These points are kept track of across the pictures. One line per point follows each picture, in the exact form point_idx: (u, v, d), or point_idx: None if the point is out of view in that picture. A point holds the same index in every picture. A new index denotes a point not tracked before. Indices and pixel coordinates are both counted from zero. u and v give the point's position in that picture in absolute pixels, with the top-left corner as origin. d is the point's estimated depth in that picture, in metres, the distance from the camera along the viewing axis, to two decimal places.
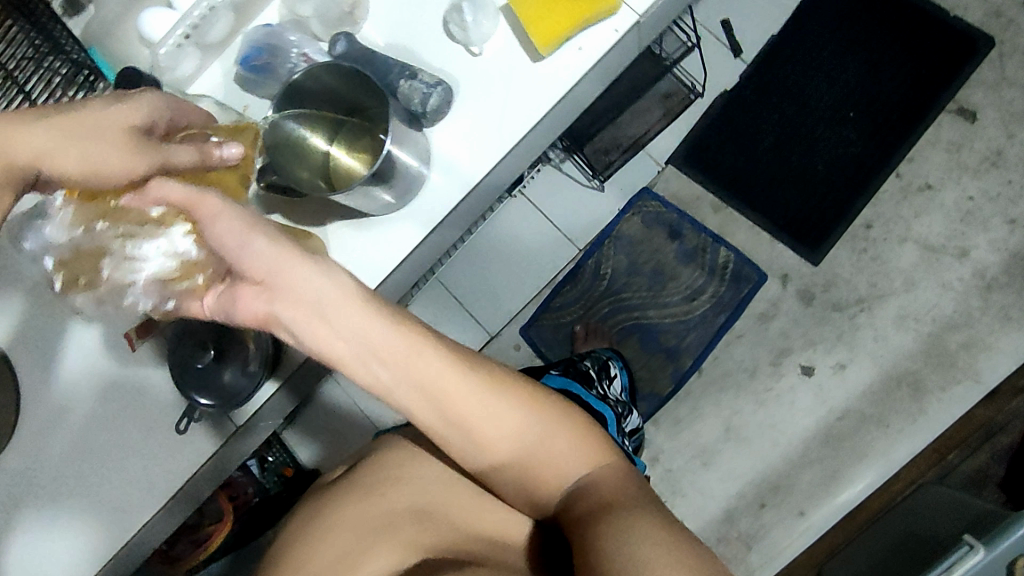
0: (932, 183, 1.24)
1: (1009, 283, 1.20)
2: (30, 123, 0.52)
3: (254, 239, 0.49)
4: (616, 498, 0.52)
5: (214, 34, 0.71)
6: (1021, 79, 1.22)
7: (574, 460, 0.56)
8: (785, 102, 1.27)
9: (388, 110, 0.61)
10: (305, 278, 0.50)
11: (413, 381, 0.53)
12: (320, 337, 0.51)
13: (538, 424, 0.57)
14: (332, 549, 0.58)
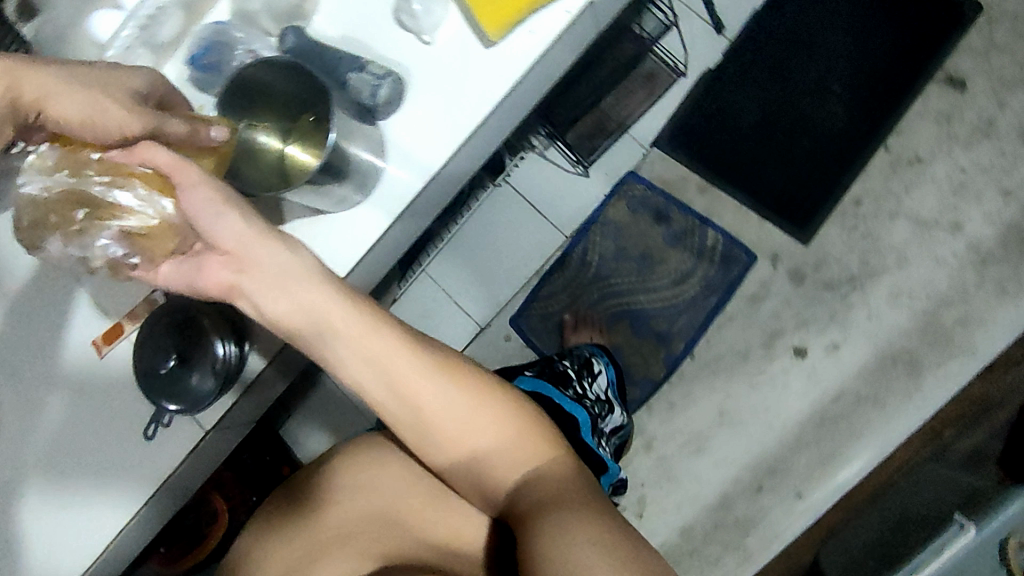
0: (923, 155, 1.22)
1: (1004, 256, 1.18)
2: (46, 69, 0.57)
3: (230, 216, 0.50)
4: (558, 493, 0.52)
5: (165, 34, 0.69)
6: (1011, 45, 1.19)
7: (525, 455, 0.57)
8: (768, 78, 1.24)
9: (329, 104, 0.59)
10: (272, 257, 0.52)
11: (366, 358, 0.54)
12: (276, 310, 0.52)
13: (491, 413, 0.57)
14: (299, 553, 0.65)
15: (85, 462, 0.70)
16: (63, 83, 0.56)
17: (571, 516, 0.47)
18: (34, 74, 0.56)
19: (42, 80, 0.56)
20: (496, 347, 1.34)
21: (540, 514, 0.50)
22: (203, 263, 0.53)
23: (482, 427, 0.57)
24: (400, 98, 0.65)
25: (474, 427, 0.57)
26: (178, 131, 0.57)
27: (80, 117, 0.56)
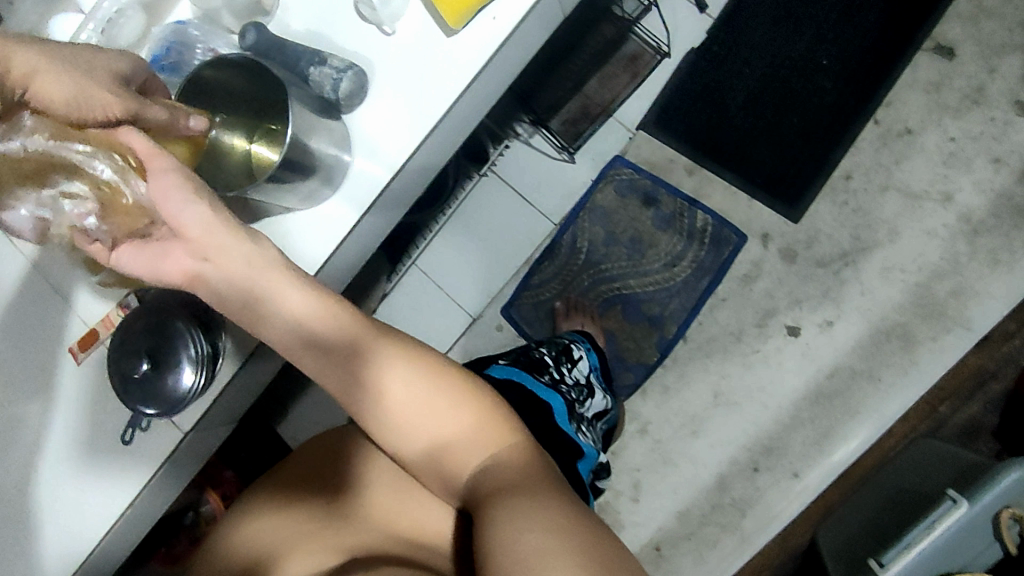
0: (912, 127, 1.20)
1: (996, 225, 1.16)
2: (25, 42, 0.48)
3: (198, 205, 0.52)
4: (514, 480, 0.49)
5: (125, 37, 0.68)
6: (999, 10, 1.17)
7: (481, 449, 0.54)
8: (753, 55, 1.22)
9: (288, 97, 0.58)
10: (237, 248, 0.53)
11: (330, 342, 0.56)
12: (240, 300, 0.55)
13: (451, 399, 0.55)
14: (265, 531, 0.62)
15: (70, 466, 0.72)
16: (51, 65, 0.49)
17: (527, 505, 0.45)
18: (18, 50, 0.47)
19: (25, 59, 0.48)
20: (489, 336, 1.33)
21: (495, 500, 0.47)
22: (166, 250, 0.54)
23: (442, 414, 0.54)
24: (364, 91, 0.64)
25: (433, 412, 0.54)
26: (160, 117, 0.54)
27: (63, 98, 0.49)
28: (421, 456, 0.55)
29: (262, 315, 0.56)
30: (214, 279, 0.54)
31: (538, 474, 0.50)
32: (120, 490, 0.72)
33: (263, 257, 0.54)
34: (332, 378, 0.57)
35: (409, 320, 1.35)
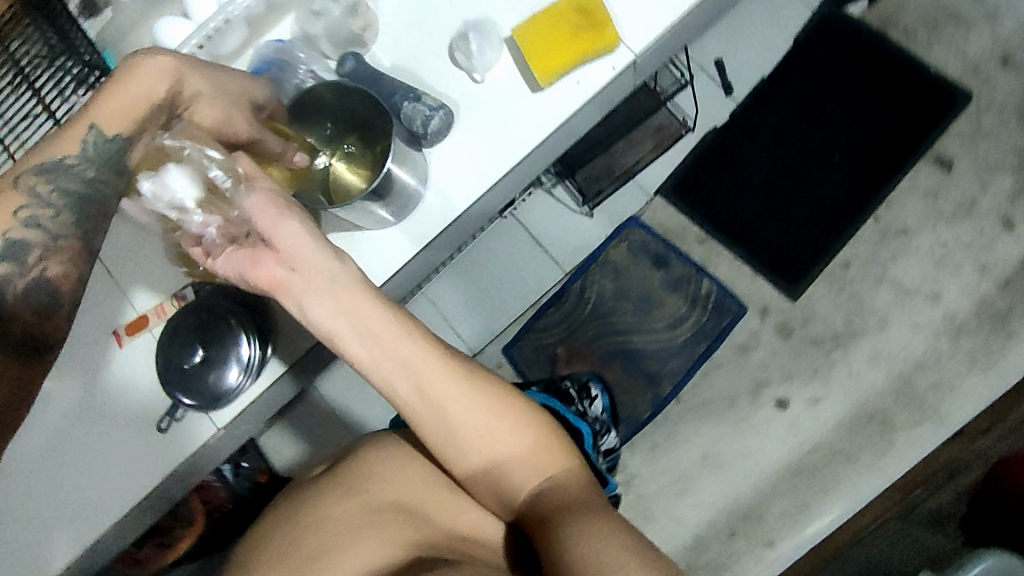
0: (909, 227, 1.29)
1: (977, 328, 1.25)
2: (203, 71, 0.61)
3: (290, 220, 0.53)
4: (577, 499, 0.56)
5: (226, 45, 0.74)
6: (996, 133, 1.28)
7: (536, 465, 0.59)
8: (770, 143, 1.31)
9: (391, 128, 0.64)
10: (325, 264, 0.55)
11: (395, 361, 0.58)
12: (323, 311, 0.56)
13: (512, 420, 0.59)
14: (311, 546, 0.63)
15: (97, 445, 0.73)
16: (213, 91, 0.61)
17: (598, 520, 0.52)
18: (196, 74, 0.60)
19: (198, 82, 0.60)
20: None
21: (564, 516, 0.54)
22: (259, 261, 0.54)
23: (501, 434, 0.59)
24: (448, 131, 0.69)
25: (493, 433, 0.59)
26: (273, 147, 0.65)
27: (212, 122, 0.61)
28: (478, 472, 0.60)
29: (336, 329, 0.57)
30: (300, 295, 0.55)
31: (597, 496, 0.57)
32: (144, 475, 0.72)
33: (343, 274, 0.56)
34: (394, 393, 0.59)
35: None
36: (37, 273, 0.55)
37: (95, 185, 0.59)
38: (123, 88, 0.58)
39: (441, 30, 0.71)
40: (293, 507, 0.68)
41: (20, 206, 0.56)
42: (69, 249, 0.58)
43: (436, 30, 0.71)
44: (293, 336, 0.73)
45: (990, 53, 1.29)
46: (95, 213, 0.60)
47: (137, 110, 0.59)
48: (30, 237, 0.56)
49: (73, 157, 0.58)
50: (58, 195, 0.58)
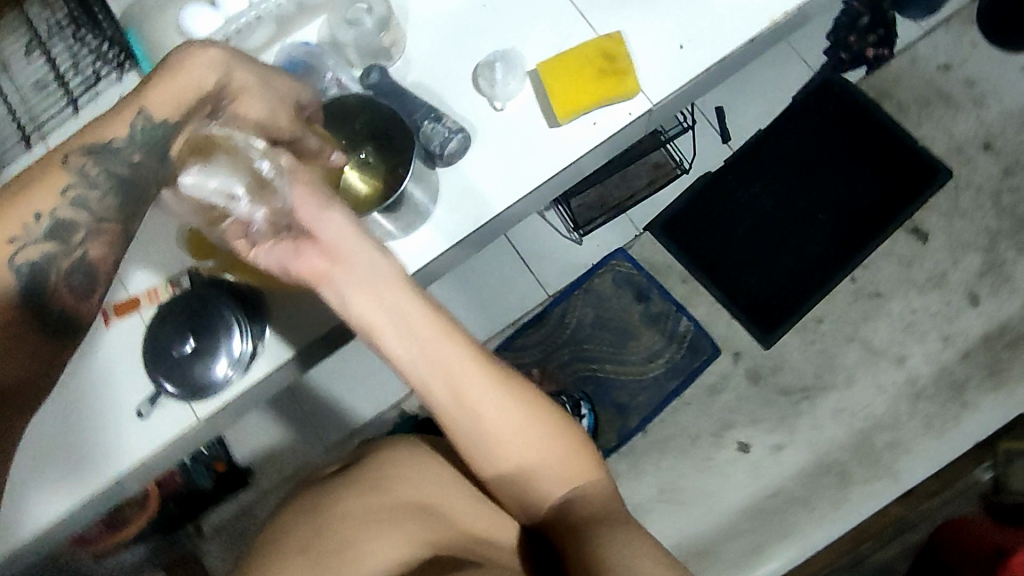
0: (882, 291, 1.34)
1: (936, 394, 1.30)
2: (250, 66, 0.61)
3: (334, 213, 0.56)
4: (604, 514, 0.59)
5: (253, 40, 0.74)
6: (971, 212, 1.34)
7: (563, 474, 0.61)
8: (761, 194, 1.36)
9: (410, 150, 0.67)
10: (369, 259, 0.56)
11: (437, 364, 0.58)
12: (367, 308, 0.56)
13: (544, 428, 0.60)
14: (331, 539, 0.58)
15: (70, 425, 0.72)
16: (259, 87, 0.61)
17: (628, 538, 0.56)
18: (241, 69, 0.60)
19: (248, 77, 0.60)
20: None
21: (594, 532, 0.57)
22: (298, 251, 0.56)
23: (532, 440, 0.60)
24: (462, 155, 0.71)
25: (524, 438, 0.60)
26: (312, 144, 0.64)
27: (256, 117, 0.61)
28: (505, 478, 0.61)
29: (379, 328, 0.57)
30: (346, 290, 0.56)
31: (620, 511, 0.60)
32: (119, 460, 0.72)
33: (390, 272, 0.57)
34: (431, 392, 0.59)
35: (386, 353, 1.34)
36: (80, 254, 0.60)
37: (140, 169, 0.60)
38: (173, 78, 0.58)
39: (467, 55, 0.73)
40: (300, 503, 0.64)
41: (67, 183, 0.58)
42: (110, 233, 0.61)
43: (462, 55, 0.73)
44: (282, 336, 0.73)
45: (973, 135, 1.35)
46: (134, 199, 0.61)
47: (184, 99, 0.59)
48: (77, 219, 0.59)
49: (120, 141, 0.59)
50: (104, 176, 0.59)
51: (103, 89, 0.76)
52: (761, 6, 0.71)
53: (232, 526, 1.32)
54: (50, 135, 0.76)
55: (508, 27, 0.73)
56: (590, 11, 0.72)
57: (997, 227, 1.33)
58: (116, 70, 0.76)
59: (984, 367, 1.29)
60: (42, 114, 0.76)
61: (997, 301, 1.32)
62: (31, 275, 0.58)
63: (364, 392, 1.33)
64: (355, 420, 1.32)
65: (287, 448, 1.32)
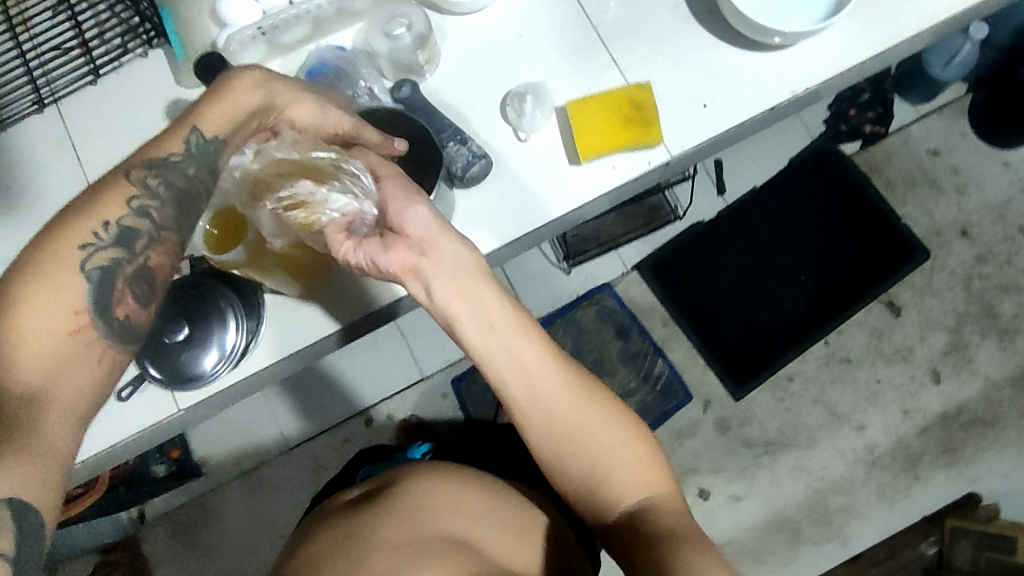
0: (852, 358, 1.38)
1: (892, 464, 1.33)
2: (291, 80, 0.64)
3: (419, 207, 0.59)
4: (681, 528, 0.55)
5: (288, 37, 0.75)
6: (944, 293, 1.38)
7: (633, 484, 0.58)
8: (751, 249, 1.39)
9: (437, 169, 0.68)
10: (452, 248, 0.58)
11: (514, 357, 0.58)
12: (450, 297, 0.58)
13: (617, 432, 0.59)
14: (381, 563, 0.58)
15: None
16: (307, 94, 0.64)
17: (709, 549, 0.51)
18: (284, 83, 0.63)
19: (294, 94, 0.63)
20: (433, 403, 1.31)
21: (670, 542, 0.53)
22: (387, 243, 0.58)
23: (602, 444, 0.58)
24: (481, 181, 0.72)
25: (595, 442, 0.58)
26: (372, 136, 0.65)
27: (309, 119, 0.64)
28: (574, 484, 0.59)
29: (460, 316, 0.58)
30: (432, 277, 0.58)
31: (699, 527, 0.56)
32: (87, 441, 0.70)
33: (472, 264, 0.59)
34: (504, 387, 0.59)
35: (359, 360, 1.32)
36: (142, 260, 0.56)
37: (197, 183, 0.60)
38: (224, 99, 0.59)
39: (497, 83, 0.74)
40: (338, 536, 0.64)
41: (133, 195, 0.56)
42: (169, 243, 0.58)
43: (493, 82, 0.74)
44: (274, 335, 0.71)
45: (953, 220, 1.40)
46: (192, 211, 0.60)
47: (234, 117, 0.60)
48: (139, 227, 0.56)
49: (177, 155, 0.59)
50: (165, 188, 0.58)
51: (125, 61, 0.76)
52: (785, 76, 0.74)
53: (177, 516, 1.30)
54: (63, 100, 0.76)
55: (539, 61, 0.75)
56: (624, 59, 0.75)
57: (965, 310, 1.37)
58: (144, 46, 0.76)
59: (938, 445, 1.33)
60: (57, 77, 0.76)
61: (958, 381, 1.35)
62: (101, 281, 0.53)
63: (332, 395, 1.32)
64: (322, 422, 1.32)
65: (247, 442, 1.31)
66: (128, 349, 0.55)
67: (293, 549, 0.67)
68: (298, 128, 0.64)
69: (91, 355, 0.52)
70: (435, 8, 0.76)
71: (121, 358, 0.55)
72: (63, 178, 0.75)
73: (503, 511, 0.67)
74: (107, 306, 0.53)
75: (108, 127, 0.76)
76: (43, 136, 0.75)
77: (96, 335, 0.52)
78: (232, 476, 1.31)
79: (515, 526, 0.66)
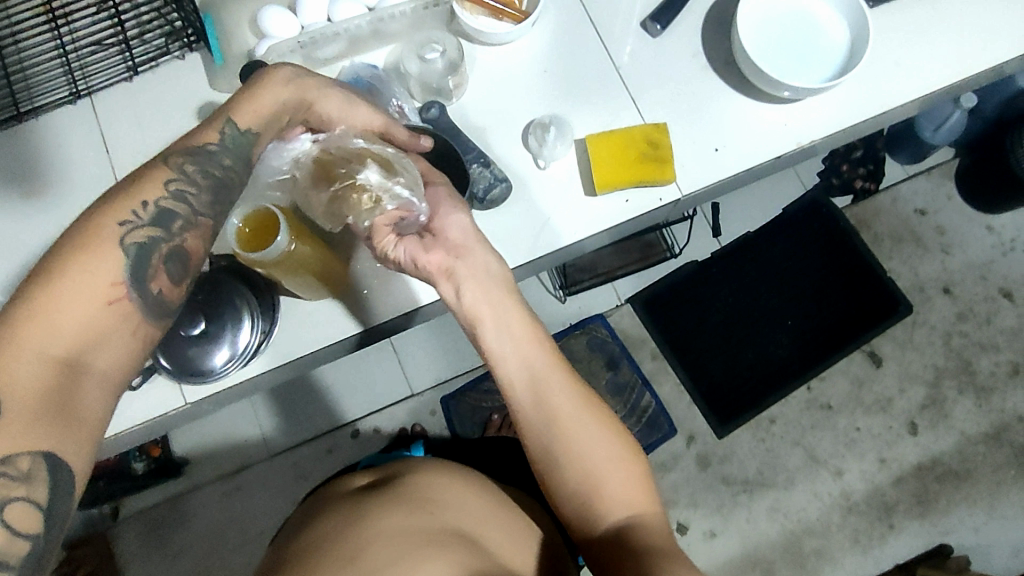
0: (833, 405, 1.41)
1: (867, 511, 1.36)
2: (322, 75, 0.66)
3: (461, 215, 0.65)
4: (664, 548, 0.56)
5: (324, 52, 0.78)
6: (923, 347, 1.42)
7: (624, 501, 0.59)
8: (743, 289, 1.43)
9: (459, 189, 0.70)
10: (484, 258, 0.64)
11: (525, 363, 0.62)
12: (477, 300, 0.63)
13: (611, 447, 0.61)
14: (382, 551, 0.60)
15: None
16: (338, 89, 0.66)
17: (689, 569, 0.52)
18: (315, 79, 0.65)
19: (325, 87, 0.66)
20: (421, 419, 1.32)
21: (652, 558, 0.54)
22: (426, 245, 0.64)
23: (599, 457, 0.60)
24: (501, 204, 0.75)
25: (592, 455, 0.60)
26: (402, 134, 0.68)
27: (339, 114, 0.66)
28: (568, 494, 0.60)
29: (484, 320, 0.63)
30: (462, 278, 0.63)
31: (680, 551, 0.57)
32: None
33: (498, 273, 0.64)
34: (513, 391, 0.62)
35: (352, 371, 1.33)
36: (179, 241, 0.57)
37: (231, 172, 0.61)
38: (259, 95, 0.62)
39: (521, 112, 0.78)
40: (338, 520, 0.65)
41: (171, 178, 0.57)
42: (205, 228, 0.59)
43: (516, 112, 0.78)
44: (287, 338, 0.74)
45: (936, 278, 1.45)
46: (225, 201, 0.61)
47: (269, 111, 0.63)
48: (176, 209, 0.57)
49: (213, 145, 0.60)
50: (202, 176, 0.59)
51: (161, 62, 0.79)
52: (792, 129, 0.79)
53: (152, 515, 1.28)
54: (98, 93, 0.79)
55: (562, 95, 0.78)
56: (642, 100, 0.79)
57: (944, 365, 1.42)
58: (183, 48, 0.78)
59: (913, 495, 1.36)
60: (93, 70, 0.78)
61: (933, 435, 1.39)
62: (136, 259, 0.53)
63: (321, 404, 1.32)
64: (309, 430, 1.32)
65: (231, 444, 1.31)
66: (162, 324, 0.55)
67: (297, 528, 0.68)
68: (329, 122, 0.66)
69: (125, 326, 0.52)
70: (467, 37, 0.79)
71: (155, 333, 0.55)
72: (92, 169, 0.77)
73: (504, 515, 0.69)
74: (142, 280, 0.53)
75: (141, 125, 0.78)
76: (77, 127, 0.78)
77: (131, 307, 0.52)
78: (213, 478, 1.30)
79: (514, 531, 0.68)
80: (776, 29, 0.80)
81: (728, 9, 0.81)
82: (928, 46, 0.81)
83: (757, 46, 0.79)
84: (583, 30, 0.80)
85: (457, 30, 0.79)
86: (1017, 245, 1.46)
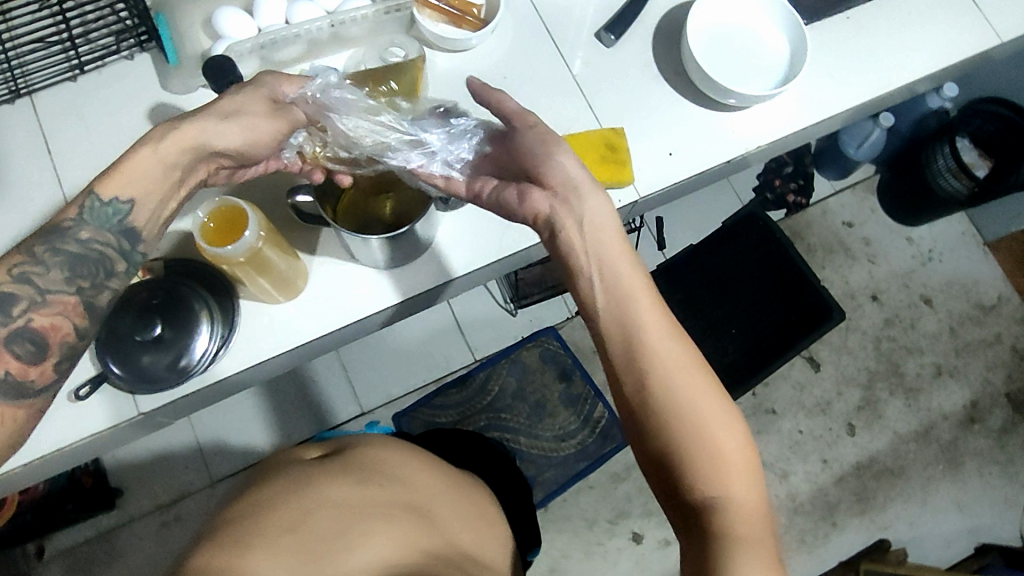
0: (776, 409, 1.46)
1: (811, 511, 1.41)
2: (200, 115, 0.61)
3: (565, 158, 0.59)
4: (746, 543, 0.48)
5: (282, 55, 0.78)
6: (857, 351, 1.50)
7: (717, 482, 0.50)
8: (700, 293, 1.45)
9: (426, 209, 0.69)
10: (595, 202, 0.58)
11: (620, 316, 0.54)
12: (575, 248, 0.57)
13: (715, 413, 0.51)
14: (325, 524, 0.57)
15: None
16: (221, 124, 0.61)
17: None
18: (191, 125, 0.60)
19: (202, 126, 0.60)
20: None
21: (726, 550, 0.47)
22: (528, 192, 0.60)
23: (695, 428, 0.51)
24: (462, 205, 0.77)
25: (690, 425, 0.51)
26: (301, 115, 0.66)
27: (240, 144, 0.63)
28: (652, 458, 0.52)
29: (581, 268, 0.57)
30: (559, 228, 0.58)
31: (773, 557, 0.48)
32: (34, 446, 0.67)
33: (606, 222, 0.57)
34: (605, 340, 0.55)
35: (300, 389, 1.29)
36: (22, 322, 0.55)
37: (90, 247, 0.59)
38: (125, 166, 0.58)
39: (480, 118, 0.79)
40: (284, 484, 0.61)
41: (17, 261, 0.55)
42: (62, 305, 0.57)
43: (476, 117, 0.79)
44: (248, 345, 0.72)
45: (864, 286, 1.54)
46: (87, 273, 0.59)
47: (142, 177, 0.59)
48: (19, 291, 0.55)
49: (71, 220, 0.58)
50: (53, 255, 0.57)
51: (108, 62, 0.77)
52: (741, 134, 0.83)
53: (80, 552, 1.20)
54: (38, 92, 0.75)
55: (522, 101, 0.80)
56: (598, 105, 0.81)
57: (875, 368, 1.50)
58: (135, 47, 0.76)
59: (853, 494, 1.42)
60: (32, 69, 0.75)
61: (869, 434, 1.46)
62: None
63: (265, 426, 1.27)
64: (253, 453, 1.25)
65: (169, 470, 1.24)
66: (22, 405, 0.55)
67: (233, 496, 0.63)
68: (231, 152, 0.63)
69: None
70: (427, 44, 0.81)
71: (13, 413, 0.55)
72: (29, 173, 0.74)
73: (457, 495, 0.69)
74: None
75: (84, 127, 0.75)
76: (14, 129, 0.75)
77: None
78: (149, 509, 1.22)
79: (470, 515, 0.68)
80: (722, 41, 0.84)
81: (677, 23, 0.85)
82: (856, 62, 0.87)
83: (707, 57, 0.83)
84: (540, 38, 0.83)
85: (417, 35, 0.80)
86: (934, 255, 1.56)
